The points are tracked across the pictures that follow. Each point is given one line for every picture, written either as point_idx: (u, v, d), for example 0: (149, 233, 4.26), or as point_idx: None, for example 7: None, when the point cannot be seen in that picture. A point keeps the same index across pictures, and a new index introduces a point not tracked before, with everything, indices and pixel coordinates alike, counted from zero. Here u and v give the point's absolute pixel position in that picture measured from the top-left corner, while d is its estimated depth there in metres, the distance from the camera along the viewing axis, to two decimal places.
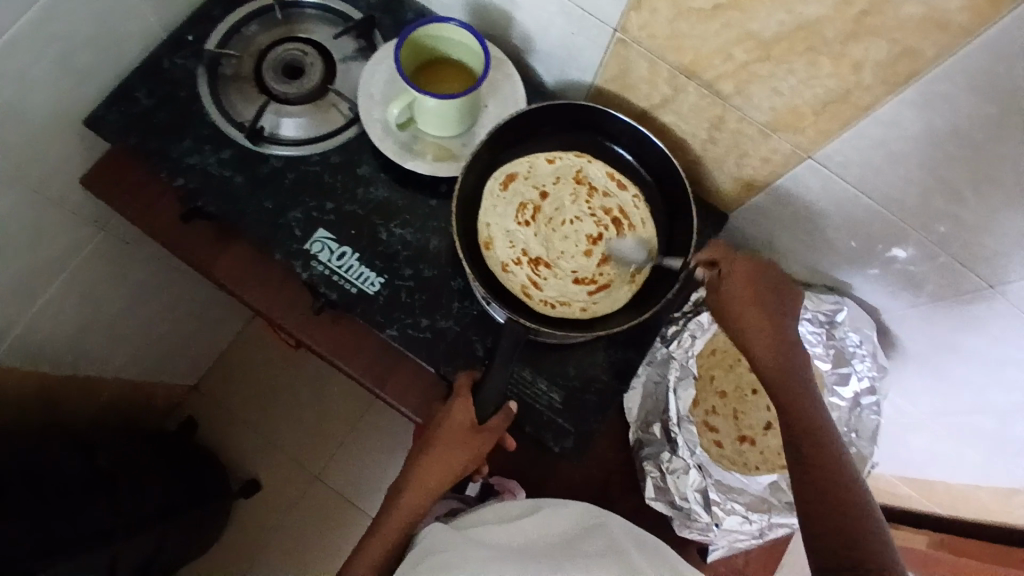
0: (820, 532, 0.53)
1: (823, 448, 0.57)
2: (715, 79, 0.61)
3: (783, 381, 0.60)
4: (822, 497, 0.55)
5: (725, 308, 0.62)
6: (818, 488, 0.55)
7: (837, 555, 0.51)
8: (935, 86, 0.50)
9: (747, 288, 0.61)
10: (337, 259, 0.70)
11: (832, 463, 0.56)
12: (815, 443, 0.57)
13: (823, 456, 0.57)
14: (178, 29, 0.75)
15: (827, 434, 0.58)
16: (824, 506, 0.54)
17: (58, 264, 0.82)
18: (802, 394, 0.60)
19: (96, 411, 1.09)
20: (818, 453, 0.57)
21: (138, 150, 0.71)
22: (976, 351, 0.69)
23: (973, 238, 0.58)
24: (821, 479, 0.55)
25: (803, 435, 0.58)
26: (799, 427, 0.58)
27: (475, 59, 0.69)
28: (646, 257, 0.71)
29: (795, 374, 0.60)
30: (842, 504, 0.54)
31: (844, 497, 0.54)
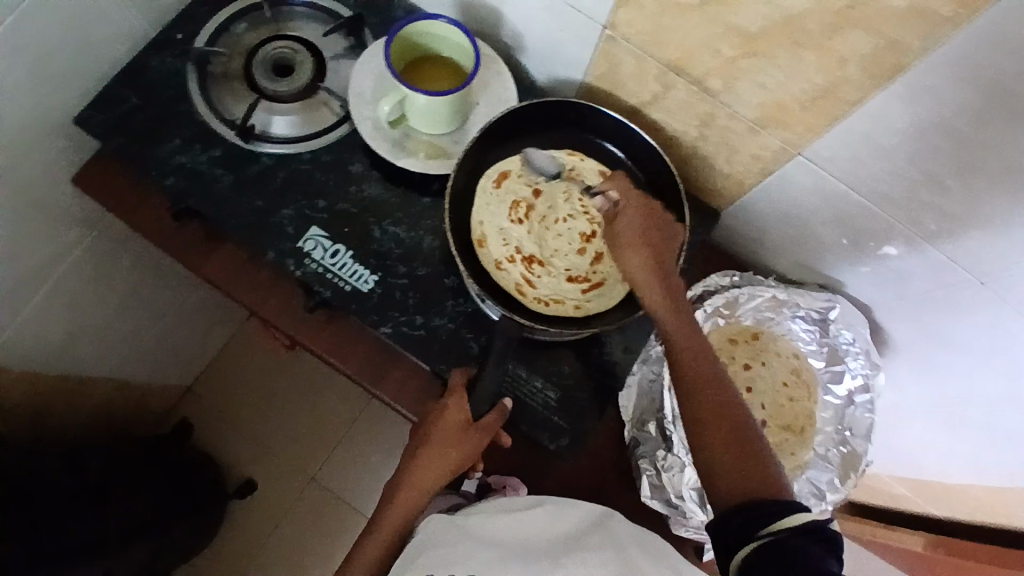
0: (714, 465, 0.50)
1: (711, 379, 0.54)
2: (703, 75, 0.61)
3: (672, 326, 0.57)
4: (718, 431, 0.51)
5: (615, 234, 0.61)
6: (711, 425, 0.52)
7: (733, 487, 0.49)
8: (919, 78, 0.50)
9: (641, 223, 0.61)
10: (331, 257, 0.70)
11: (716, 394, 0.53)
12: (710, 377, 0.54)
13: (715, 387, 0.53)
14: (169, 29, 0.75)
15: (715, 368, 0.55)
16: (713, 430, 0.51)
17: (50, 265, 0.82)
18: (694, 335, 0.56)
19: (88, 413, 1.09)
20: (710, 384, 0.53)
21: (129, 149, 0.71)
22: (966, 346, 0.69)
23: (961, 231, 0.58)
24: (715, 414, 0.52)
25: (694, 370, 0.54)
26: (688, 360, 0.55)
27: (464, 55, 0.69)
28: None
29: (685, 313, 0.58)
30: (734, 438, 0.51)
31: (738, 430, 0.51)
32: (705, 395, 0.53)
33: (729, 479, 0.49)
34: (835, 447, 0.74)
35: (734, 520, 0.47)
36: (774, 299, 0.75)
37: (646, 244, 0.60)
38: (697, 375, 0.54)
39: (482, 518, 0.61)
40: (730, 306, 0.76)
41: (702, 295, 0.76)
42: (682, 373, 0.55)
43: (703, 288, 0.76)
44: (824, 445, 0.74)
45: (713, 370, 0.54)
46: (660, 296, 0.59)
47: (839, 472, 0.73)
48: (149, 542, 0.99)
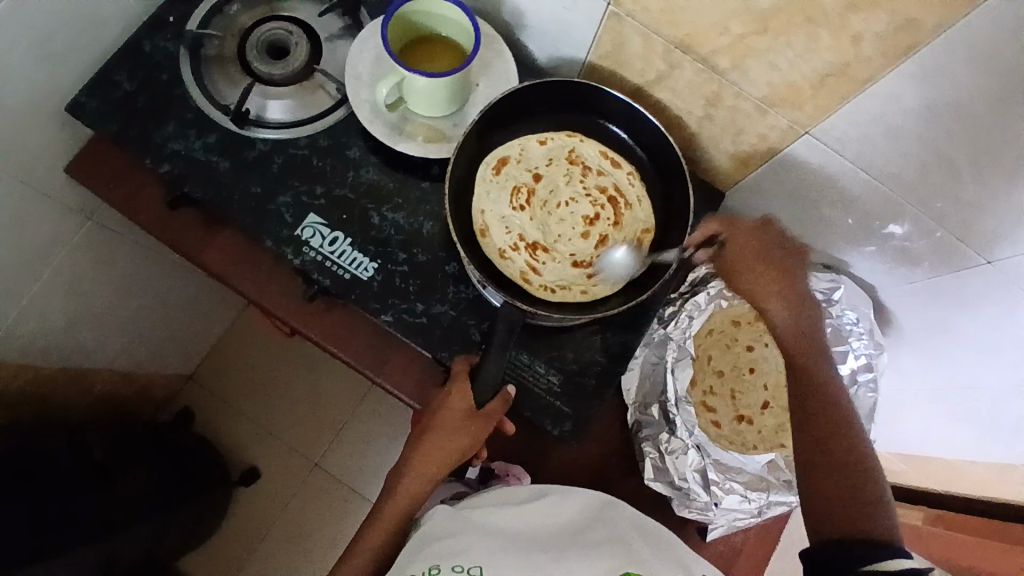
0: (820, 508, 0.57)
1: (843, 429, 0.58)
2: (712, 54, 0.60)
3: (815, 367, 0.61)
4: (823, 470, 0.58)
5: (734, 272, 0.64)
6: (828, 475, 0.57)
7: (833, 527, 0.55)
8: (935, 58, 0.48)
9: (770, 274, 0.63)
10: (330, 244, 0.69)
11: (846, 444, 0.58)
12: (828, 422, 0.59)
13: (844, 437, 0.58)
14: (158, 10, 0.72)
15: (846, 412, 0.59)
16: (824, 470, 0.57)
17: (44, 255, 0.81)
18: (813, 370, 0.61)
19: (89, 403, 1.08)
20: (839, 438, 0.58)
21: (121, 136, 0.69)
22: (972, 328, 0.68)
23: (971, 213, 0.58)
24: (823, 463, 0.58)
25: (814, 419, 0.59)
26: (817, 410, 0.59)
27: (464, 35, 0.67)
28: (643, 236, 0.71)
29: (819, 354, 0.61)
30: (859, 483, 0.56)
31: (848, 471, 0.57)
32: (844, 443, 0.58)
33: (832, 518, 0.56)
34: None
35: (838, 554, 0.53)
36: None
37: (768, 267, 0.63)
38: (814, 429, 0.59)
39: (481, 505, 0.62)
40: None
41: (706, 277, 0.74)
42: (801, 424, 0.60)
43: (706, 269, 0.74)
44: None
45: (848, 417, 0.59)
46: (793, 337, 0.62)
47: None
48: (155, 531, 0.99)
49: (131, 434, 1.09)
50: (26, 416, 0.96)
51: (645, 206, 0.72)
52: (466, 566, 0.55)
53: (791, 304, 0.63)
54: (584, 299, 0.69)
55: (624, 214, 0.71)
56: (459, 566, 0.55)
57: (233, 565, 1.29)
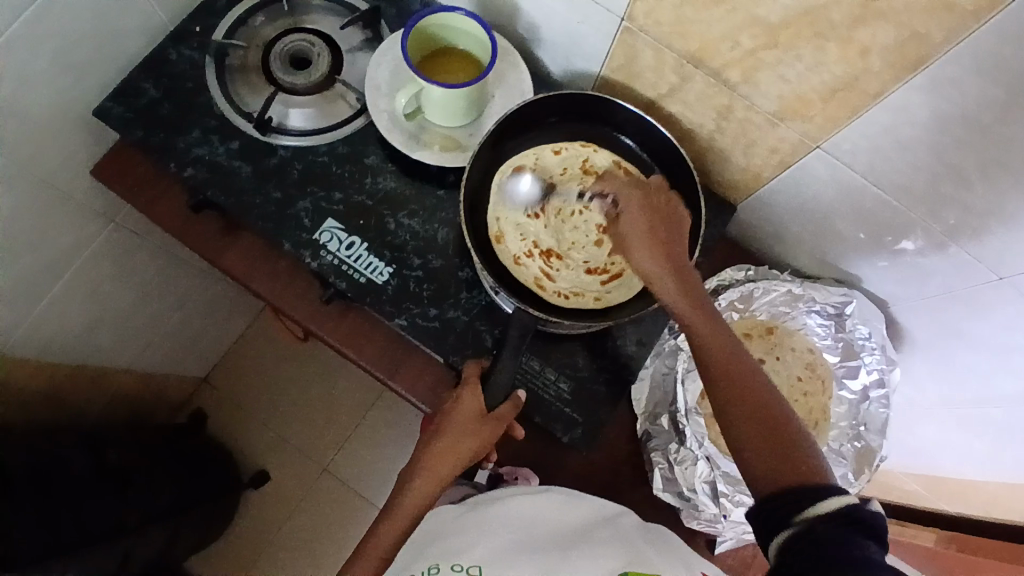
0: (751, 464, 0.48)
1: (749, 379, 0.51)
2: (722, 67, 0.61)
3: (696, 318, 0.55)
4: (745, 420, 0.49)
5: (622, 233, 0.60)
6: (746, 427, 0.49)
7: (766, 480, 0.47)
8: (943, 70, 0.49)
9: (658, 227, 0.59)
10: (346, 249, 0.70)
11: (757, 388, 0.51)
12: (732, 365, 0.52)
13: (754, 384, 0.51)
14: (187, 22, 0.75)
15: (745, 355, 0.52)
16: (738, 412, 0.50)
17: (68, 256, 0.83)
18: (707, 319, 0.54)
19: (105, 403, 1.10)
20: (747, 383, 0.51)
21: (148, 141, 0.71)
22: (985, 343, 0.68)
23: (982, 226, 0.58)
24: (742, 413, 0.50)
25: (722, 371, 0.52)
26: (718, 354, 0.52)
27: (481, 48, 0.69)
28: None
29: (702, 303, 0.56)
30: (777, 428, 0.49)
31: (766, 415, 0.49)
32: (747, 382, 0.51)
33: (760, 466, 0.48)
34: (849, 443, 0.72)
35: (775, 514, 0.45)
36: (789, 293, 0.75)
37: (654, 234, 0.59)
38: (727, 380, 0.51)
39: (491, 499, 0.63)
40: (745, 300, 0.75)
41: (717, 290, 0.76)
42: (710, 376, 0.52)
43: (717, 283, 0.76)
44: (838, 440, 0.72)
45: (745, 362, 0.52)
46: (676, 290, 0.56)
47: (853, 467, 0.71)
48: (166, 531, 1.01)
49: (145, 435, 1.10)
50: (44, 414, 0.98)
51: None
52: (464, 566, 0.56)
53: (666, 252, 0.58)
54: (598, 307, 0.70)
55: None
56: (458, 566, 0.56)
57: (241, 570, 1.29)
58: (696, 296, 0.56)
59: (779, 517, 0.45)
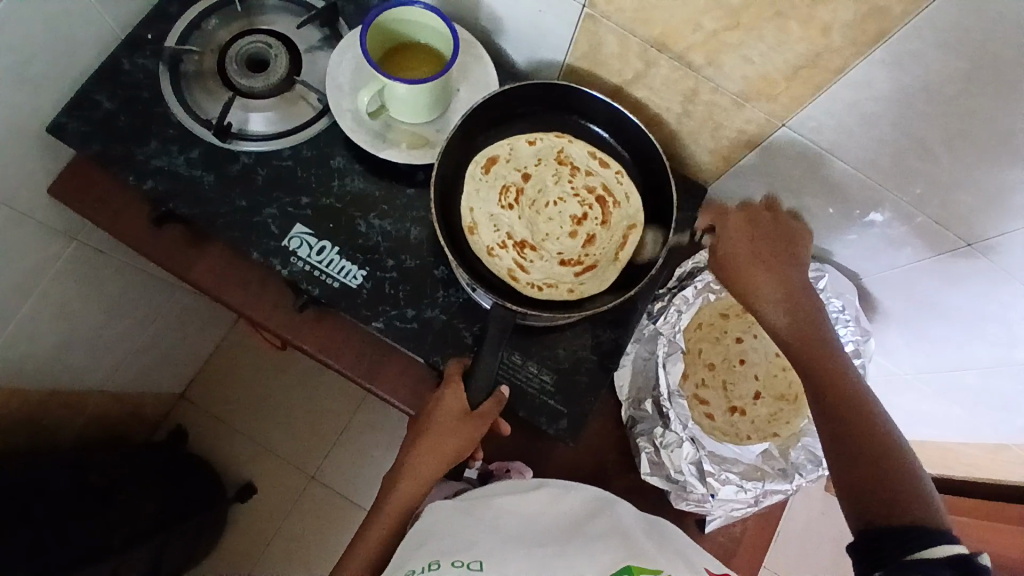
0: (860, 496, 0.52)
1: (865, 418, 0.55)
2: (687, 51, 0.61)
3: (812, 357, 0.58)
4: (857, 458, 0.53)
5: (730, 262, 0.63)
6: (856, 462, 0.53)
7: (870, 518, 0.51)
8: (904, 44, 0.50)
9: (757, 256, 0.62)
10: (317, 254, 0.69)
11: (877, 428, 0.54)
12: (851, 410, 0.55)
13: (872, 422, 0.55)
14: (136, 29, 0.72)
15: (863, 394, 0.56)
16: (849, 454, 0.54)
17: (31, 279, 0.80)
18: (826, 357, 0.58)
19: (80, 426, 1.07)
20: (863, 421, 0.55)
21: (104, 155, 0.69)
22: (957, 311, 0.70)
23: (949, 196, 0.59)
24: (858, 451, 0.53)
25: (841, 412, 0.55)
26: (835, 394, 0.56)
27: (443, 42, 0.67)
28: (632, 237, 0.71)
29: (822, 341, 0.59)
30: (891, 466, 0.52)
31: (881, 455, 0.53)
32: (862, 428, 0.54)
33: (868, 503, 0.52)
34: None
35: (881, 541, 0.49)
36: None
37: (762, 256, 0.62)
38: (843, 420, 0.55)
39: (485, 497, 0.63)
40: None
41: (693, 271, 0.75)
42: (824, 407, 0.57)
43: (693, 264, 0.75)
44: None
45: (866, 402, 0.56)
46: (784, 321, 0.60)
47: None
48: (153, 551, 0.99)
49: (125, 455, 1.08)
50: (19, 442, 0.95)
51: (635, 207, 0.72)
52: (465, 562, 0.54)
53: (778, 279, 0.61)
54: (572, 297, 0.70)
55: (613, 213, 0.72)
56: (458, 562, 0.54)
57: None
58: (817, 333, 0.59)
59: (883, 548, 0.49)
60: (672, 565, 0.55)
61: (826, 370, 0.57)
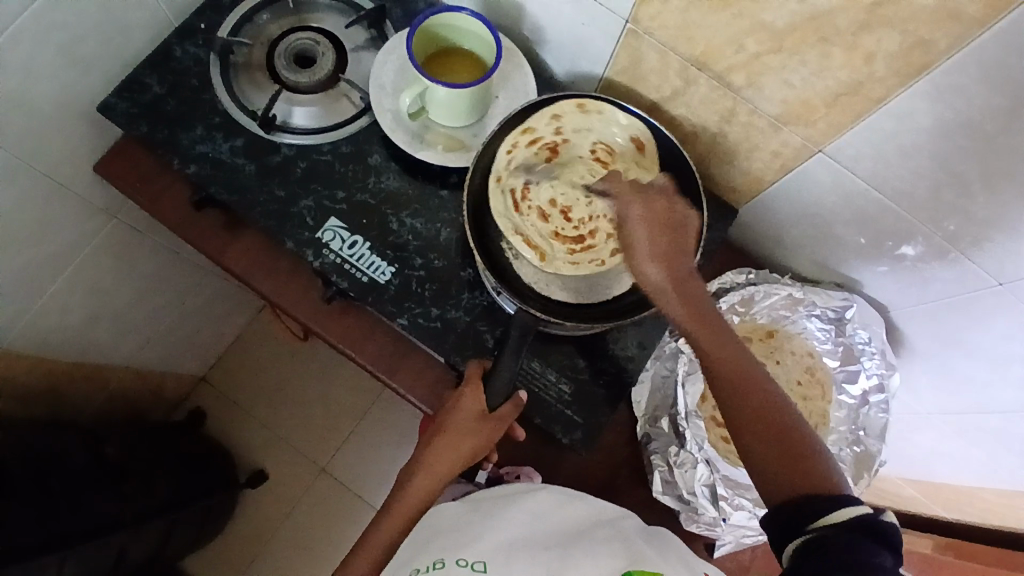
0: (767, 475, 0.49)
1: (766, 396, 0.51)
2: (727, 71, 0.61)
3: (693, 329, 0.54)
4: (760, 437, 0.50)
5: (632, 256, 0.56)
6: (756, 432, 0.50)
7: (780, 490, 0.48)
8: (947, 77, 0.50)
9: (663, 244, 0.56)
10: (349, 247, 0.70)
11: (774, 403, 0.51)
12: (744, 372, 0.52)
13: (773, 400, 0.51)
14: (191, 18, 0.75)
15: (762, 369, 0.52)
16: (751, 424, 0.50)
17: (69, 252, 0.83)
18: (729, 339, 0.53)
19: (103, 399, 1.10)
20: (767, 399, 0.51)
21: (151, 138, 0.71)
22: (985, 350, 0.68)
23: (983, 233, 0.58)
24: (759, 421, 0.50)
25: (746, 393, 0.51)
26: (739, 372, 0.52)
27: (487, 50, 0.69)
28: (522, 244, 0.68)
29: (710, 313, 0.54)
30: (795, 443, 0.49)
31: (787, 433, 0.49)
32: (756, 392, 0.51)
33: (773, 472, 0.49)
34: (848, 447, 0.72)
35: (793, 523, 0.46)
36: (790, 297, 0.75)
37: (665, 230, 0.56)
38: (747, 401, 0.51)
39: (498, 496, 0.63)
40: (745, 304, 0.75)
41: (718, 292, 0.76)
42: (722, 390, 0.52)
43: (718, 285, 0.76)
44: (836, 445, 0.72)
45: (756, 371, 0.52)
46: (684, 303, 0.54)
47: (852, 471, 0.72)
48: (164, 528, 1.00)
49: (142, 432, 1.10)
50: (43, 409, 0.97)
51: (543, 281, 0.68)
52: (469, 561, 0.55)
53: (671, 261, 0.55)
54: (493, 185, 0.70)
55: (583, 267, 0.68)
56: (463, 560, 0.55)
57: (239, 568, 1.29)
58: (696, 303, 0.55)
59: (795, 525, 0.46)
60: (674, 568, 0.56)
61: (722, 350, 0.52)
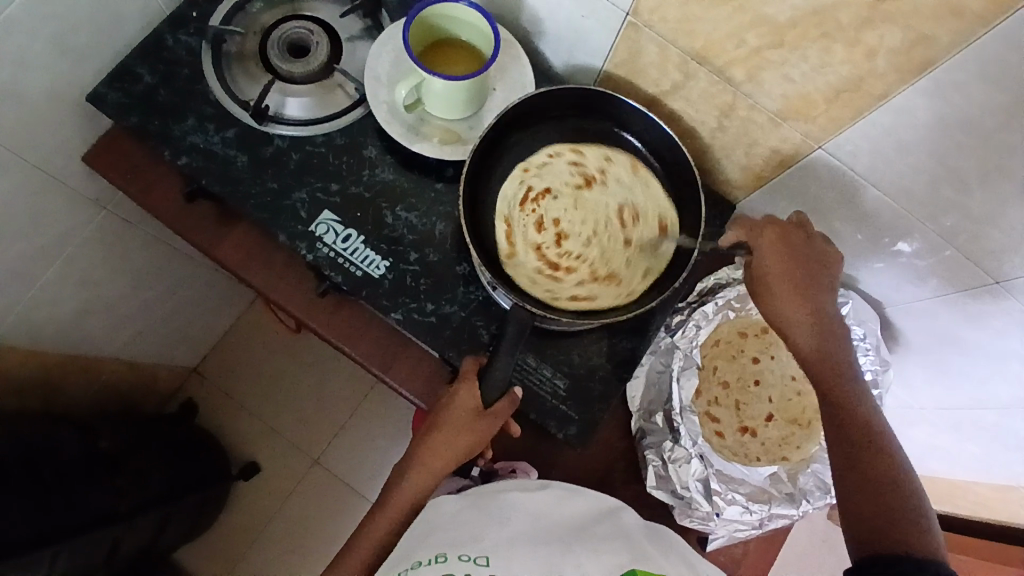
0: (866, 526, 0.52)
1: (880, 460, 0.55)
2: (727, 65, 0.60)
3: (842, 392, 0.59)
4: (864, 494, 0.54)
5: (765, 286, 0.62)
6: (864, 489, 0.54)
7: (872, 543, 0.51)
8: (948, 75, 0.49)
9: (798, 284, 0.61)
10: (343, 241, 0.70)
11: (888, 467, 0.55)
12: (861, 433, 0.57)
13: (884, 464, 0.55)
14: (182, 6, 0.73)
15: (884, 436, 0.56)
16: (860, 480, 0.54)
17: (59, 244, 0.82)
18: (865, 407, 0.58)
19: (95, 391, 1.09)
20: (880, 462, 0.55)
21: (142, 128, 0.70)
22: (979, 346, 0.69)
23: (980, 232, 0.58)
24: (868, 479, 0.54)
25: (859, 452, 0.56)
26: (852, 432, 0.57)
27: (484, 41, 0.68)
28: (499, 226, 0.70)
29: (841, 370, 0.60)
30: (895, 506, 0.52)
31: (889, 496, 0.53)
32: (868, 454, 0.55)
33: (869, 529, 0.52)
34: None
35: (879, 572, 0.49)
36: None
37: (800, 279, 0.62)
38: (856, 460, 0.55)
39: (494, 492, 0.62)
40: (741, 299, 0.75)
41: (713, 288, 0.75)
42: (840, 445, 0.57)
43: (714, 281, 0.75)
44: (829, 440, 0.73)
45: (878, 436, 0.56)
46: (812, 348, 0.61)
47: None
48: (156, 521, 1.00)
49: (134, 425, 1.09)
50: (34, 402, 0.97)
51: (512, 269, 0.70)
52: (472, 556, 0.55)
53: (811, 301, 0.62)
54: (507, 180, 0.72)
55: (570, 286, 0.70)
56: (465, 555, 0.55)
57: (233, 559, 1.29)
58: (837, 366, 0.60)
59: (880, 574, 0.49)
60: (674, 566, 0.56)
61: (846, 409, 0.58)
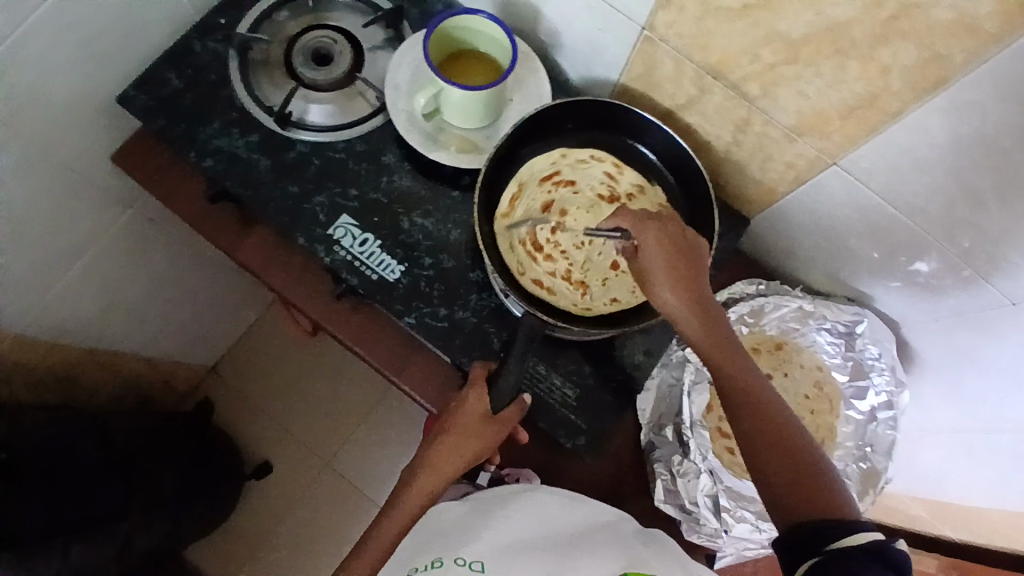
0: (779, 497, 0.51)
1: (778, 424, 0.53)
2: (742, 80, 0.61)
3: (731, 364, 0.55)
4: (772, 462, 0.52)
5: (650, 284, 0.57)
6: (771, 457, 0.52)
7: (788, 512, 0.50)
8: (963, 92, 0.49)
9: (677, 258, 0.56)
10: (359, 245, 0.71)
11: (786, 430, 0.52)
12: (754, 393, 0.54)
13: (783, 428, 0.52)
14: (213, 15, 0.76)
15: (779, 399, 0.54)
16: (762, 444, 0.52)
17: (86, 241, 0.85)
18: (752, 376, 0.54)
19: (114, 387, 1.11)
20: (779, 429, 0.52)
21: (169, 131, 0.72)
22: (996, 369, 0.67)
23: (998, 252, 0.58)
24: (768, 441, 0.52)
25: (761, 425, 0.53)
26: (751, 406, 0.53)
27: (503, 53, 0.69)
28: (510, 186, 0.73)
29: (721, 330, 0.56)
30: (802, 469, 0.51)
31: (796, 459, 0.51)
32: (764, 416, 0.53)
33: (783, 500, 0.50)
34: (855, 463, 0.71)
35: (805, 548, 0.48)
36: (800, 310, 0.74)
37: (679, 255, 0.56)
38: (758, 433, 0.52)
39: (499, 497, 0.63)
40: (755, 315, 0.75)
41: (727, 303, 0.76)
42: (739, 423, 0.54)
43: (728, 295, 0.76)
44: (843, 460, 0.71)
45: (761, 391, 0.54)
46: (701, 331, 0.56)
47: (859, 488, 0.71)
48: (167, 516, 1.01)
49: (150, 421, 1.11)
50: (56, 394, 0.99)
51: (501, 224, 0.72)
52: (467, 561, 0.56)
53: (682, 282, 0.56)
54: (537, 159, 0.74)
55: (539, 267, 0.71)
56: (460, 560, 0.56)
57: (242, 559, 1.30)
58: (710, 329, 0.56)
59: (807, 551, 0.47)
60: (669, 570, 0.56)
61: (733, 368, 0.54)
